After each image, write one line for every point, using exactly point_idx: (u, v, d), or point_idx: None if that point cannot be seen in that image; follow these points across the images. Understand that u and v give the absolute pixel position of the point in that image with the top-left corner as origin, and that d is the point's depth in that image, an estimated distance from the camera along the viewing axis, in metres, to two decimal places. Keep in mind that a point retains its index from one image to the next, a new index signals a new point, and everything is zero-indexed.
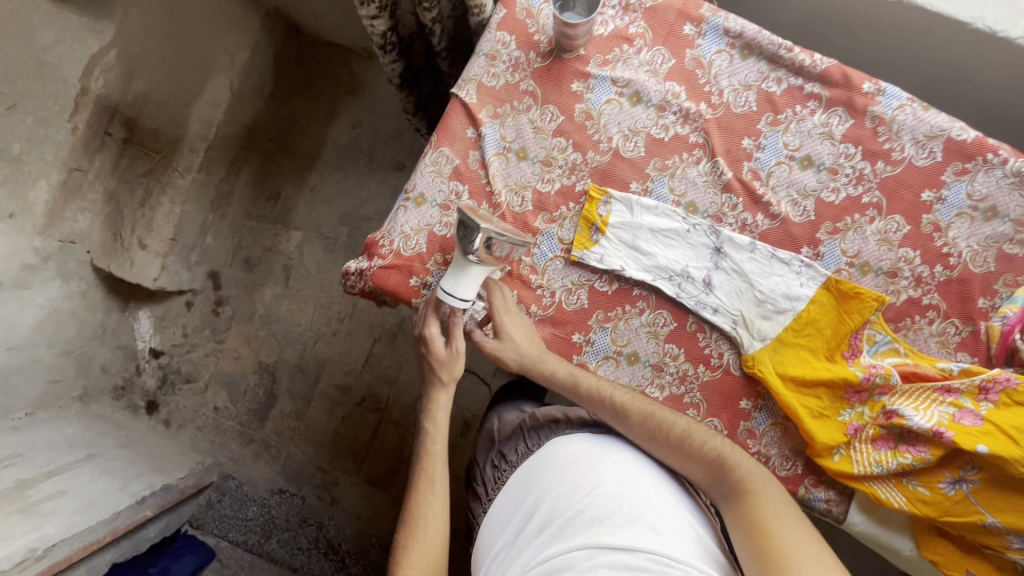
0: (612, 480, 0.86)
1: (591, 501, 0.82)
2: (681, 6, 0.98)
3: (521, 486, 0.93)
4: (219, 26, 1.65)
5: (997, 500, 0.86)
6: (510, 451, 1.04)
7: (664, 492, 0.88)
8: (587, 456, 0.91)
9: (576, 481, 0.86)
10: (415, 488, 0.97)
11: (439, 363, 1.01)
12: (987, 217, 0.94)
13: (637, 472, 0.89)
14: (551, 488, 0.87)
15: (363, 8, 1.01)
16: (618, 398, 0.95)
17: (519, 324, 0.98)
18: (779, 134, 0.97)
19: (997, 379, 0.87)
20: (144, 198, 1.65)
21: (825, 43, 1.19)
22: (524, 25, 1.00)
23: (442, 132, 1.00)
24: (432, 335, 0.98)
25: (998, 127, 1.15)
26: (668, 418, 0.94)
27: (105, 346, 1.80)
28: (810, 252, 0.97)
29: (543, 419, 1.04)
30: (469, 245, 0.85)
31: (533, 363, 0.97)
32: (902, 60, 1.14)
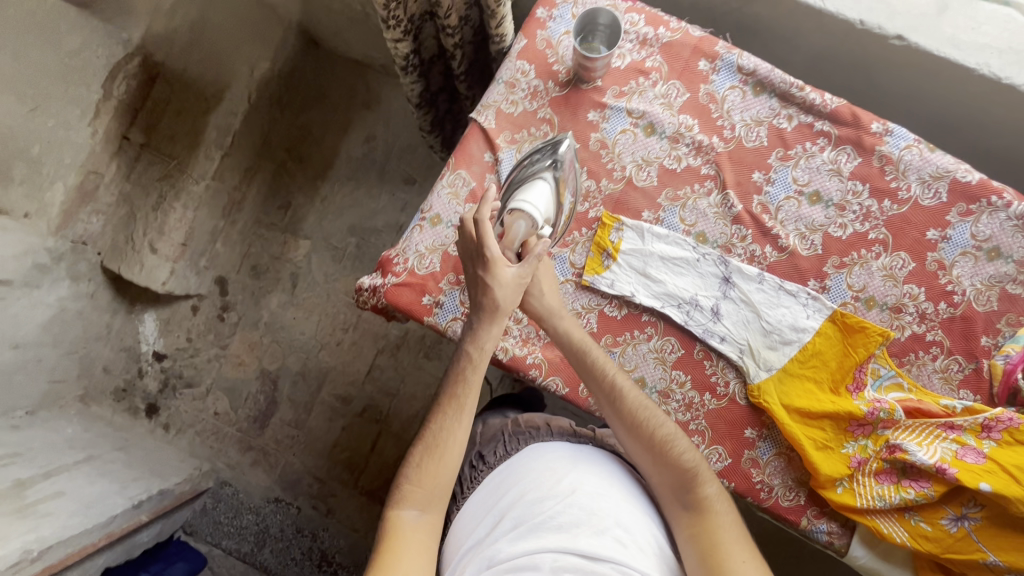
0: (583, 489, 0.88)
1: (562, 509, 0.84)
2: (697, 42, 1.01)
3: (496, 486, 0.94)
4: (240, 38, 1.67)
5: (1000, 538, 0.87)
6: (489, 452, 1.03)
7: (632, 504, 0.91)
8: (563, 465, 0.93)
9: (550, 488, 0.88)
10: (440, 409, 0.93)
11: (503, 287, 0.90)
12: (991, 257, 0.96)
13: (609, 483, 0.92)
14: (524, 492, 0.89)
15: (388, 31, 1.03)
16: (619, 381, 0.94)
17: (548, 279, 0.98)
18: (788, 169, 0.99)
19: (999, 418, 0.88)
20: (157, 203, 1.67)
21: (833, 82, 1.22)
22: (544, 55, 1.03)
23: (460, 155, 1.02)
24: (496, 254, 0.89)
25: (999, 170, 1.18)
26: (658, 416, 0.94)
27: (109, 347, 1.80)
28: (816, 285, 0.98)
29: (524, 427, 1.04)
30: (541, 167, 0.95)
31: (554, 317, 0.96)
32: (907, 102, 1.17)
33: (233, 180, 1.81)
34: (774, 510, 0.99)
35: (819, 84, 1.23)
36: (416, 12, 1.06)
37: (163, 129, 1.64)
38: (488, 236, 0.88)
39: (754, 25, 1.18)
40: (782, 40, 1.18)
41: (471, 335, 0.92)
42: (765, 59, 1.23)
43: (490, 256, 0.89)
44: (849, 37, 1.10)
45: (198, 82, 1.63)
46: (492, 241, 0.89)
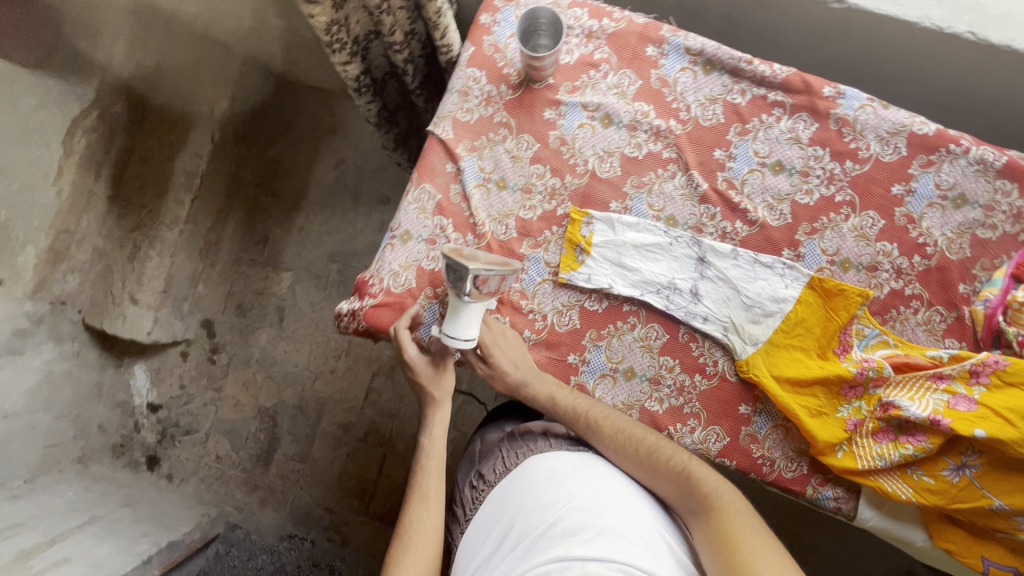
0: (582, 494, 0.86)
1: (564, 514, 0.82)
2: (642, 29, 1.01)
3: (498, 503, 0.93)
4: (201, 79, 1.66)
5: (1004, 483, 0.87)
6: (488, 470, 1.01)
7: (634, 503, 0.89)
8: (563, 471, 0.92)
9: (549, 497, 0.86)
10: (409, 507, 0.96)
11: (432, 379, 1.03)
12: (958, 205, 0.96)
13: (608, 486, 0.90)
14: (524, 504, 0.87)
15: (334, 56, 0.99)
16: (593, 413, 0.97)
17: (507, 348, 0.98)
18: (748, 143, 0.99)
19: (986, 362, 0.88)
20: (133, 253, 1.68)
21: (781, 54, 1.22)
22: (493, 60, 1.03)
23: (423, 169, 1.03)
24: (412, 359, 0.99)
25: (954, 119, 1.19)
26: (640, 433, 0.96)
27: (102, 405, 1.80)
28: (791, 254, 0.99)
29: (522, 441, 1.03)
30: (461, 287, 0.82)
31: (521, 388, 0.98)
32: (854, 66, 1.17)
33: (207, 223, 1.80)
34: (778, 483, 0.99)
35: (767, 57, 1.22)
36: (361, 33, 1.02)
37: (131, 180, 1.65)
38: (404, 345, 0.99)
39: (696, 6, 1.16)
40: (726, 19, 1.17)
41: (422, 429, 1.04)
42: (712, 39, 1.22)
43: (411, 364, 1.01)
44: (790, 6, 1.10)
45: (160, 128, 1.66)
46: (409, 346, 0.98)
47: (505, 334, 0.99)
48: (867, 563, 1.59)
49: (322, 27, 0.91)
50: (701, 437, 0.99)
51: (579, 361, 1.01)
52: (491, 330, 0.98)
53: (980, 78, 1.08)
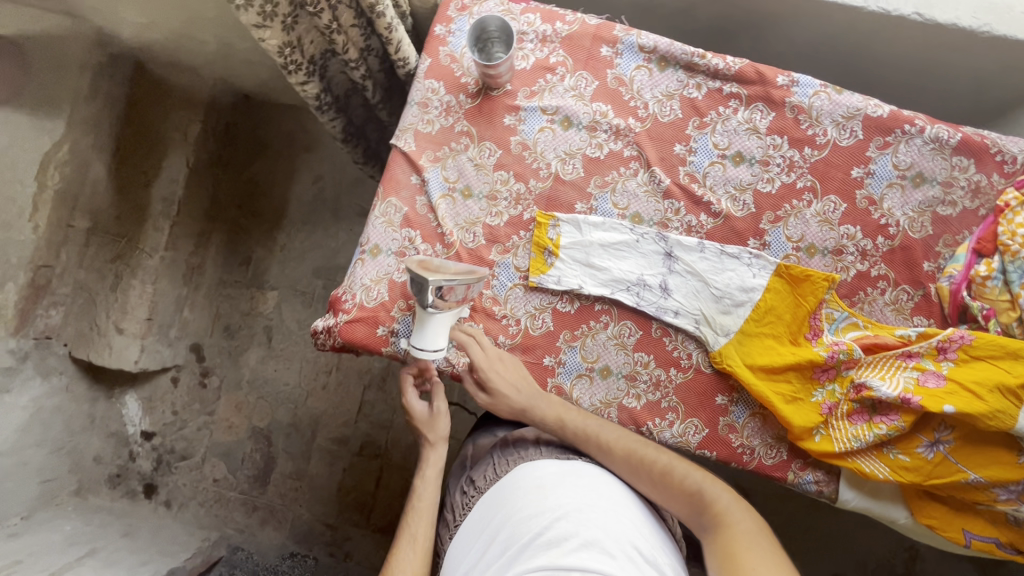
0: (569, 503, 0.83)
1: (550, 522, 0.78)
2: (595, 30, 1.02)
3: (488, 511, 0.90)
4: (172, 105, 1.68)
5: (977, 456, 0.89)
6: (479, 476, 1.00)
7: (625, 513, 0.85)
8: (552, 480, 0.88)
9: (537, 505, 0.83)
10: (397, 543, 0.94)
11: (429, 424, 1.05)
12: (917, 184, 0.97)
13: (597, 495, 0.86)
14: (511, 514, 0.84)
15: (291, 77, 0.99)
16: (604, 434, 0.95)
17: (504, 373, 0.97)
18: (707, 136, 1.00)
19: (952, 338, 0.89)
20: (115, 283, 1.67)
21: (734, 46, 1.23)
22: (450, 70, 1.03)
23: (388, 183, 1.03)
24: (410, 400, 1.05)
25: (894, 96, 1.21)
26: (652, 452, 0.93)
27: (96, 436, 1.78)
28: (757, 243, 1.00)
29: (513, 449, 1.01)
30: (424, 297, 0.82)
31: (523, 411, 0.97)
32: (807, 53, 1.17)
33: (188, 247, 1.81)
34: (759, 470, 0.99)
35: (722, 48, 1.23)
36: (318, 53, 1.01)
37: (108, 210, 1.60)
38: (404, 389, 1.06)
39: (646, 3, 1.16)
40: (677, 15, 1.17)
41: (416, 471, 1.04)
42: (667, 34, 1.23)
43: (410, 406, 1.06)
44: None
45: (134, 155, 1.62)
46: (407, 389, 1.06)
47: (501, 361, 0.98)
48: (860, 542, 1.62)
49: (275, 50, 0.91)
50: (680, 430, 1.00)
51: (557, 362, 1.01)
52: (484, 355, 0.97)
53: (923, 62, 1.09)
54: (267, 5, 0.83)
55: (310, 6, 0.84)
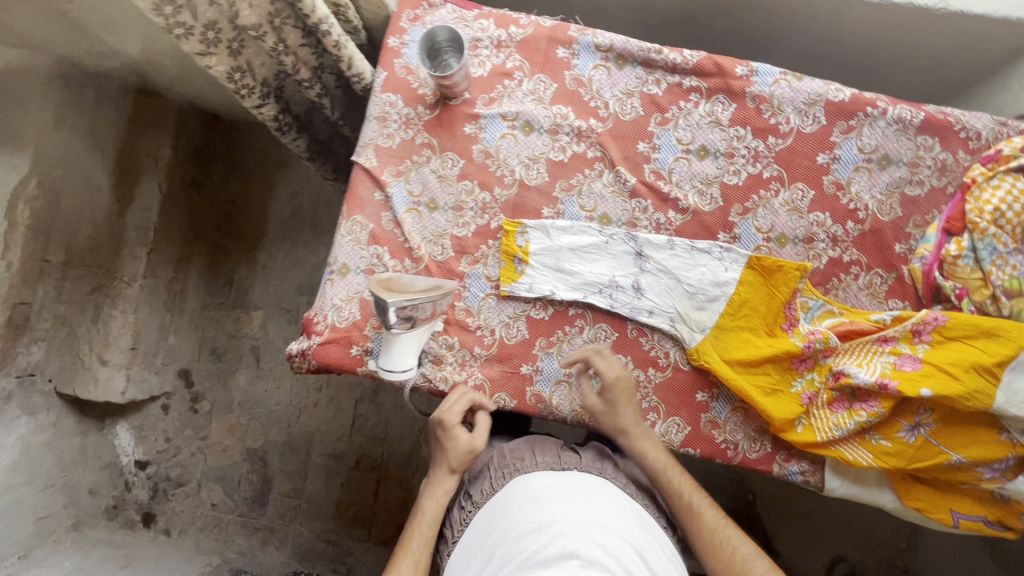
0: (565, 518, 0.78)
1: (547, 540, 0.72)
2: (550, 31, 1.01)
3: (484, 529, 0.85)
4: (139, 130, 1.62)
5: (959, 436, 0.88)
6: (476, 491, 0.96)
7: (623, 528, 0.80)
8: (548, 495, 0.84)
9: (533, 521, 0.78)
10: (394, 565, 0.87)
11: (457, 455, 0.95)
12: (883, 166, 0.97)
13: (592, 510, 0.81)
14: (506, 534, 0.79)
15: (245, 101, 0.97)
16: (696, 501, 0.92)
17: (625, 391, 0.96)
18: (670, 132, 0.99)
19: (926, 320, 0.88)
20: (96, 314, 1.63)
21: (691, 38, 1.21)
22: (407, 82, 1.02)
23: (352, 201, 1.02)
24: (454, 426, 0.94)
25: (859, 78, 1.19)
26: (735, 536, 0.88)
27: (91, 470, 1.71)
28: (727, 236, 0.99)
29: (509, 460, 0.98)
30: (386, 319, 0.82)
31: (623, 436, 0.96)
32: (765, 40, 1.16)
33: (167, 273, 1.78)
34: (744, 464, 0.99)
35: (679, 41, 1.22)
36: (272, 74, 0.99)
37: (83, 241, 1.55)
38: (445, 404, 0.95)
39: (595, 6, 1.16)
40: (630, 14, 1.16)
41: (428, 491, 0.95)
42: (622, 31, 1.21)
43: (447, 426, 0.95)
44: None
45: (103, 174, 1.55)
46: (451, 408, 0.95)
47: (618, 386, 0.95)
48: (857, 524, 1.62)
49: (224, 76, 0.89)
50: (662, 429, 0.99)
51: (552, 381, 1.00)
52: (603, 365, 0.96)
53: (878, 44, 1.08)
54: (209, 31, 0.80)
55: (253, 29, 0.82)
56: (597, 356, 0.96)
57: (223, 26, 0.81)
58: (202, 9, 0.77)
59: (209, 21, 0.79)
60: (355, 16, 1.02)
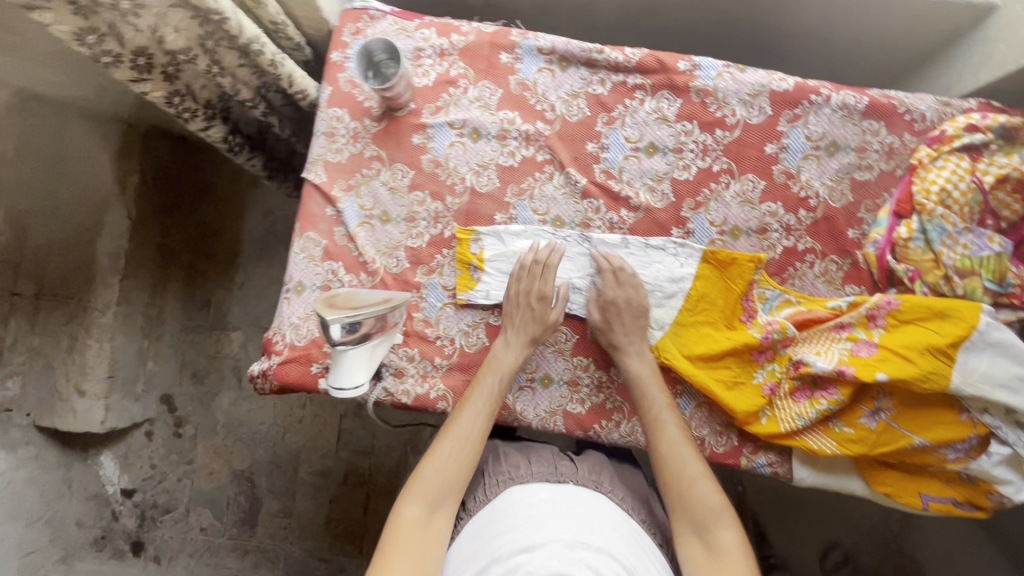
0: (559, 540, 0.72)
1: (541, 562, 0.67)
2: (492, 37, 1.01)
3: (469, 543, 0.80)
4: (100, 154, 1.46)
5: (919, 419, 0.88)
6: (468, 498, 0.93)
7: (619, 551, 0.75)
8: (542, 513, 0.79)
9: (526, 539, 0.73)
10: (465, 402, 0.90)
11: (537, 324, 0.94)
12: (831, 152, 0.96)
13: (587, 531, 0.76)
14: (495, 553, 0.73)
15: (190, 123, 0.97)
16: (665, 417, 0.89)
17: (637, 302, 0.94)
18: (618, 131, 0.99)
19: (879, 305, 0.88)
20: (71, 345, 1.50)
21: (637, 37, 1.21)
22: (352, 96, 1.02)
23: (304, 218, 1.01)
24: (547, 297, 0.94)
25: (806, 65, 1.20)
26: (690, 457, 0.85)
27: (76, 500, 1.58)
28: (680, 232, 0.98)
29: (504, 468, 0.95)
30: (331, 334, 0.81)
31: (615, 352, 0.94)
32: (708, 36, 1.17)
33: (144, 298, 1.64)
34: (712, 459, 0.98)
35: (626, 39, 1.22)
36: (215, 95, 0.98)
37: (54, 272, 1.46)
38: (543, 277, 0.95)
39: (536, 13, 1.17)
40: (572, 19, 1.17)
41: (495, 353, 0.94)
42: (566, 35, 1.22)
43: (544, 295, 0.94)
44: None
45: (74, 186, 1.43)
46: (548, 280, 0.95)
47: (618, 305, 0.94)
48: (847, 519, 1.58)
49: (161, 100, 0.89)
50: (628, 429, 0.98)
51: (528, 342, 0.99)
52: (604, 280, 0.96)
53: (819, 32, 1.08)
54: (139, 57, 0.79)
55: (182, 53, 0.82)
56: (598, 258, 0.97)
57: (154, 51, 0.80)
58: (129, 35, 0.75)
59: (138, 47, 0.78)
60: (297, 34, 1.02)
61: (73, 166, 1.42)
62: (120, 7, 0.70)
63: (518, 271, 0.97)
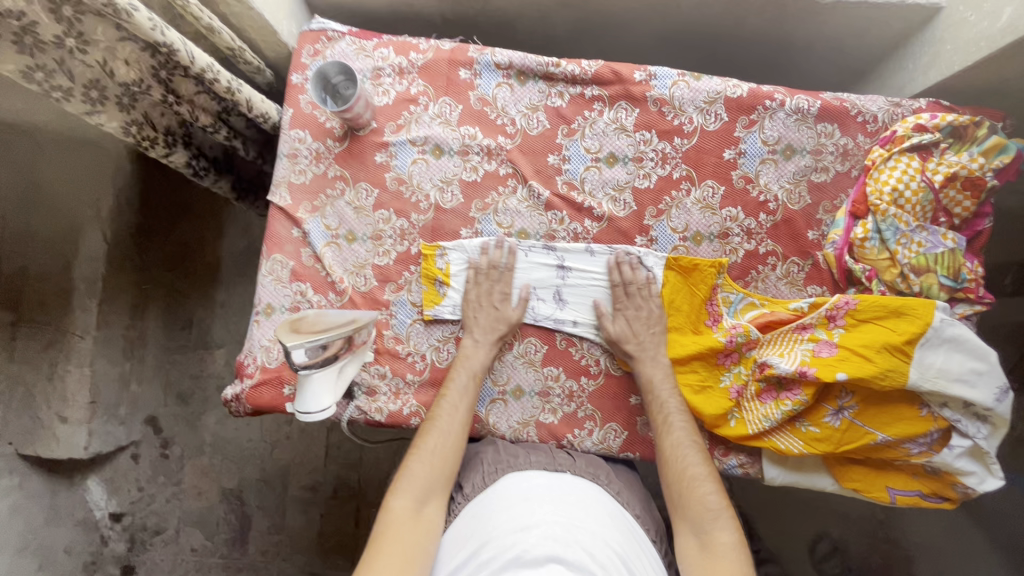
0: (556, 522, 0.73)
1: (538, 540, 0.68)
2: (450, 54, 1.02)
3: (465, 523, 0.81)
4: (81, 177, 1.37)
5: (882, 416, 0.89)
6: (466, 483, 0.91)
7: (612, 537, 0.76)
8: (538, 496, 0.81)
9: (522, 518, 0.74)
10: (440, 399, 0.93)
11: (502, 322, 0.97)
12: (787, 156, 0.98)
13: (581, 517, 0.77)
14: (491, 532, 0.74)
15: (150, 152, 0.96)
16: (674, 419, 0.91)
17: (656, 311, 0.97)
18: (578, 142, 1.00)
19: (838, 306, 0.90)
20: (50, 372, 1.41)
21: (596, 46, 1.22)
22: (314, 117, 1.02)
23: (270, 241, 1.02)
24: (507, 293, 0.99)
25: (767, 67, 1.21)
26: (695, 458, 0.87)
27: (64, 527, 1.52)
28: (644, 240, 1.00)
29: (502, 455, 0.93)
30: (295, 361, 0.81)
31: (631, 362, 0.95)
32: (668, 42, 1.17)
33: (123, 321, 1.53)
34: None
35: (588, 46, 1.22)
36: (175, 122, 0.99)
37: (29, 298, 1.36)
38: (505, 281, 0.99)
39: (495, 28, 1.18)
40: (530, 32, 1.18)
41: (466, 354, 0.96)
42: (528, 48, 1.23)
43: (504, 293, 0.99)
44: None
45: (51, 206, 1.34)
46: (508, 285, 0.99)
47: (633, 310, 0.97)
48: (841, 515, 1.50)
49: (118, 131, 0.88)
50: (600, 437, 0.99)
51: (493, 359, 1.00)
52: (614, 293, 0.98)
53: (774, 36, 1.10)
54: (92, 90, 0.80)
55: (134, 86, 0.84)
56: (612, 268, 0.98)
57: (107, 82, 0.81)
58: (78, 69, 0.77)
59: (90, 80, 0.79)
60: (256, 58, 1.03)
61: (48, 186, 1.33)
62: (66, 44, 0.72)
63: (471, 276, 1.00)
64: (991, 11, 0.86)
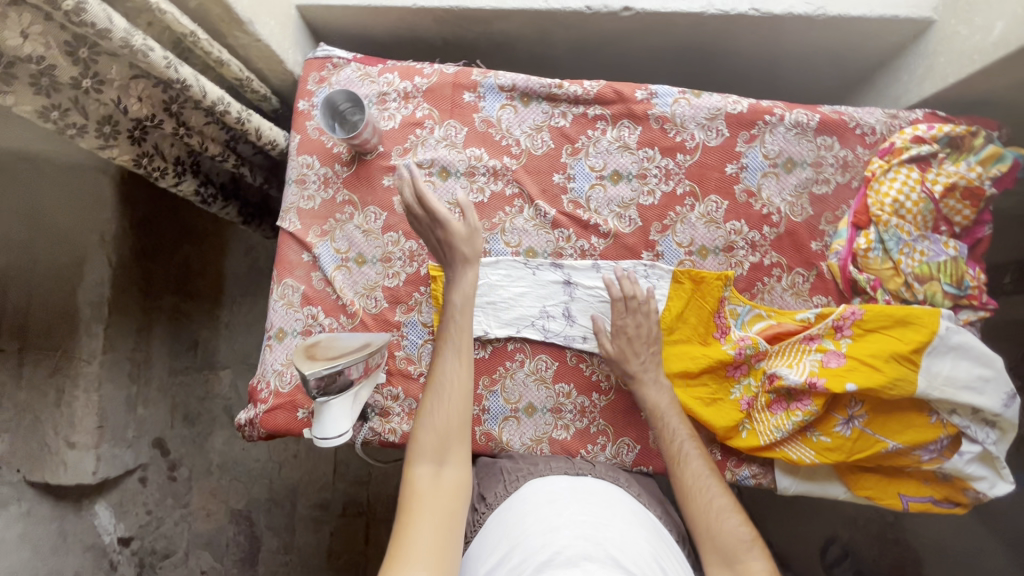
0: (584, 521, 0.74)
1: (569, 541, 0.69)
2: (454, 78, 1.03)
3: (493, 529, 0.82)
4: (81, 205, 1.36)
5: (892, 424, 0.91)
6: (488, 491, 0.91)
7: (640, 535, 0.77)
8: (564, 497, 0.81)
9: (551, 520, 0.75)
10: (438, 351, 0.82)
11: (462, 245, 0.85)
12: (789, 169, 1.00)
13: (607, 516, 0.78)
14: (521, 536, 0.75)
15: (161, 182, 0.97)
16: (687, 448, 0.89)
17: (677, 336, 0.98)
18: (582, 161, 1.02)
19: (844, 316, 0.91)
20: (58, 398, 1.40)
21: (594, 64, 1.24)
22: (321, 142, 1.04)
23: (281, 265, 1.03)
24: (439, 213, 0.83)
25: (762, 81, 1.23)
26: (714, 486, 0.85)
27: (73, 553, 1.47)
28: (650, 255, 1.01)
29: (521, 464, 0.94)
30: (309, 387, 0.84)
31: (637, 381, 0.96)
32: (665, 59, 1.19)
33: (128, 344, 1.51)
34: None
35: (585, 64, 1.23)
36: (184, 152, 1.00)
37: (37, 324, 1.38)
38: (431, 204, 0.83)
39: (495, 50, 1.20)
40: (529, 52, 1.20)
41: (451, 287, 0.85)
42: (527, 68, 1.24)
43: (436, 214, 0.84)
44: (585, 21, 1.05)
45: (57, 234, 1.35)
46: (436, 205, 0.83)
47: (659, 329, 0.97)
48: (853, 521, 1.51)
49: (130, 164, 0.89)
50: (613, 451, 1.00)
51: (502, 378, 1.01)
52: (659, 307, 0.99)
53: (769, 51, 1.12)
54: (104, 125, 0.81)
55: (146, 119, 0.85)
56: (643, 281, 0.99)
57: (119, 118, 0.82)
58: (92, 107, 0.78)
59: (103, 116, 0.80)
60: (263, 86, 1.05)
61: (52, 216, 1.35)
62: (81, 84, 0.74)
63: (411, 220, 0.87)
64: (982, 25, 0.88)
